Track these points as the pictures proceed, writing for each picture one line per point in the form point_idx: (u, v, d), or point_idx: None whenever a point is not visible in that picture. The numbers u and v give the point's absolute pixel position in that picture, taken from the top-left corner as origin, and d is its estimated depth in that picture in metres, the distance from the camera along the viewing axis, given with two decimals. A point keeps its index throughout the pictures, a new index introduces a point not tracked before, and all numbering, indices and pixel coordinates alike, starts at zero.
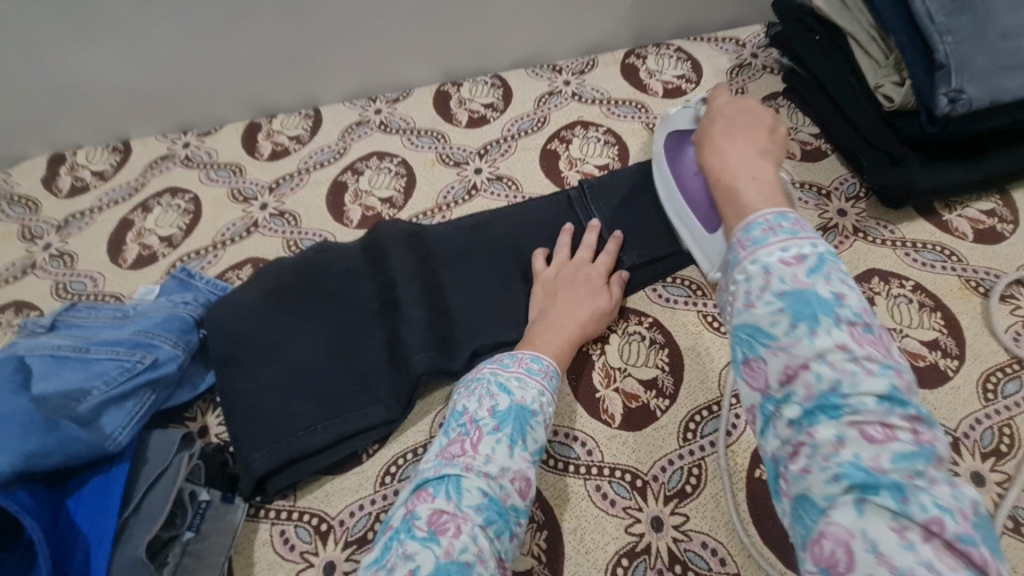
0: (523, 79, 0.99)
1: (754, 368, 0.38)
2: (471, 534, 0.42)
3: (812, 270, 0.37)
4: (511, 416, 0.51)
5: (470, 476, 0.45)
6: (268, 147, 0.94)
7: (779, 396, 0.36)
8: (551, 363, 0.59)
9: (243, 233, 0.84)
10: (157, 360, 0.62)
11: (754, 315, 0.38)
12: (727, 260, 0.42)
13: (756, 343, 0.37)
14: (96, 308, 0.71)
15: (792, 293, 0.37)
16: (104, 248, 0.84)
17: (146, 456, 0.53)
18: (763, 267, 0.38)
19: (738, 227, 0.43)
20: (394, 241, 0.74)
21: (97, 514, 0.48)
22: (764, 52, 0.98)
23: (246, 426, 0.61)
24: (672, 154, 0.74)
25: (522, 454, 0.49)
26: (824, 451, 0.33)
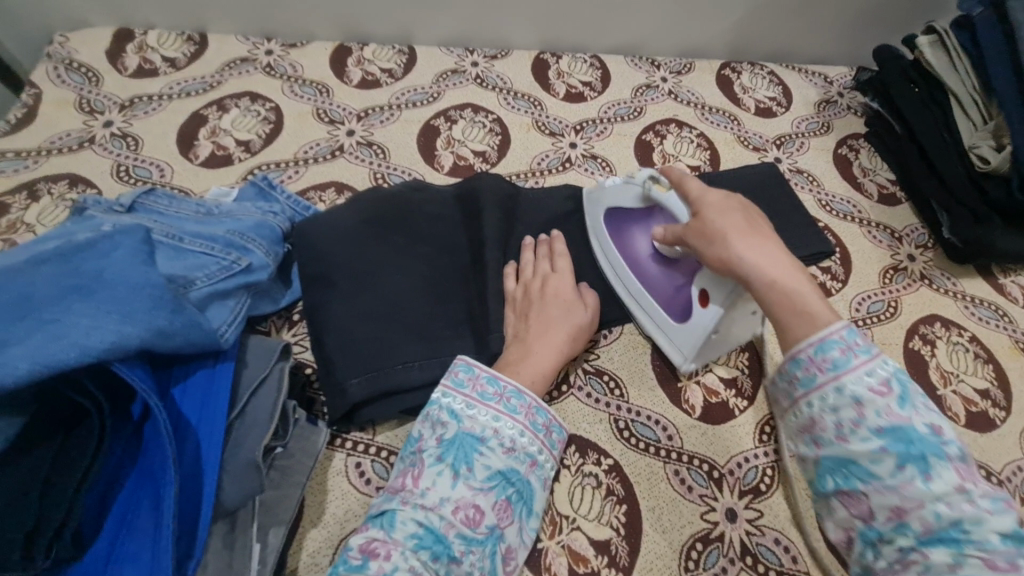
0: (622, 65, 0.99)
1: (851, 499, 0.41)
2: (401, 556, 0.44)
3: (902, 401, 0.41)
4: (455, 445, 0.51)
5: (406, 510, 0.47)
6: (358, 74, 0.90)
7: (890, 527, 0.39)
8: (510, 382, 0.55)
9: (327, 155, 0.80)
10: (251, 265, 0.58)
11: (852, 451, 0.41)
12: (792, 373, 0.45)
13: (852, 475, 0.41)
14: (176, 198, 0.66)
15: (889, 429, 0.40)
16: (173, 139, 0.79)
17: (247, 359, 0.50)
18: (854, 398, 0.42)
19: (806, 339, 0.45)
20: (495, 195, 0.73)
21: (207, 408, 0.45)
22: (850, 93, 1.02)
23: (342, 351, 0.59)
24: (618, 231, 0.69)
25: (468, 483, 0.49)
26: (941, 575, 0.36)
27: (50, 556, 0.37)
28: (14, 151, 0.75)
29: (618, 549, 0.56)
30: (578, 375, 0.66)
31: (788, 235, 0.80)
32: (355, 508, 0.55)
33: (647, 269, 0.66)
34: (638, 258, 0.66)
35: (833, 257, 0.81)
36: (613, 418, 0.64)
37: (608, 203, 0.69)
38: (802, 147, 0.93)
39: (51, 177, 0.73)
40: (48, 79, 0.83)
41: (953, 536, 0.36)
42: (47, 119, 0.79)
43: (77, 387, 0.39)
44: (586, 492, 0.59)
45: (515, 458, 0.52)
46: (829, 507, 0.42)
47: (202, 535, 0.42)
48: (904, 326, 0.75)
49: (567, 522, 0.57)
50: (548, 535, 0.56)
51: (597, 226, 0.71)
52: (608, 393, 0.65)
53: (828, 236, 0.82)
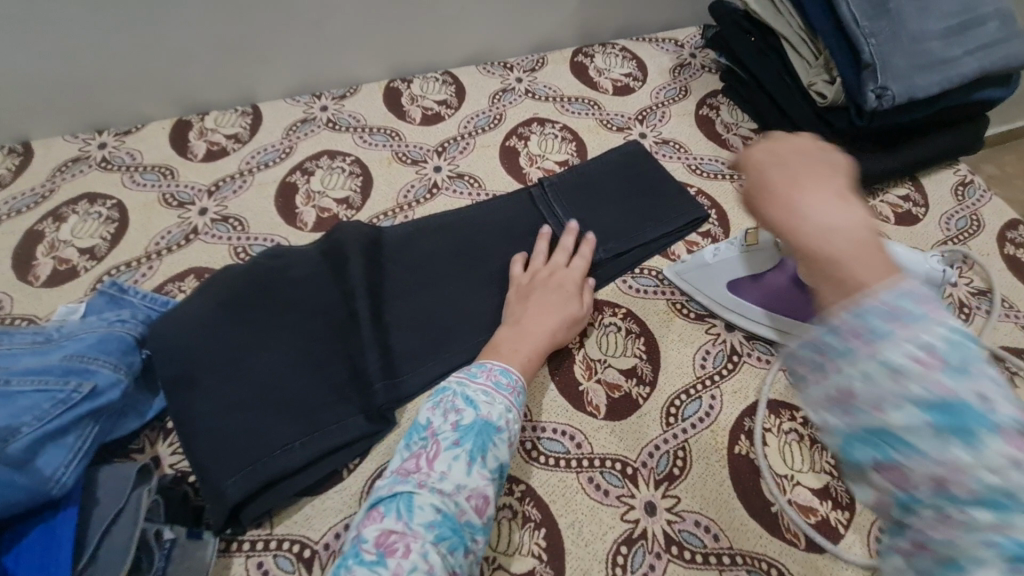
0: (475, 75, 0.98)
1: (886, 467, 0.28)
2: (420, 550, 0.43)
3: None
4: (473, 432, 0.51)
5: (424, 493, 0.46)
6: (202, 147, 0.86)
7: (908, 455, 0.28)
8: (519, 377, 0.58)
9: (181, 242, 0.76)
10: (96, 387, 0.54)
11: None
12: (814, 322, 0.46)
13: (886, 447, 0.28)
14: (8, 333, 0.61)
15: (907, 369, 0.37)
16: (9, 265, 0.73)
17: (97, 496, 0.47)
18: (872, 340, 0.30)
19: (847, 299, 0.32)
20: (356, 244, 0.71)
21: (45, 568, 0.42)
22: (701, 52, 1.03)
23: (212, 452, 0.56)
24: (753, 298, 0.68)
25: (482, 472, 0.49)
26: None
27: None
28: None
29: None
30: None
31: (663, 210, 0.79)
32: None
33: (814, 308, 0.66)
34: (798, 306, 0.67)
35: (711, 219, 0.82)
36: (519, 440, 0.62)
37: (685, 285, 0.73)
38: (664, 118, 0.94)
39: None
40: None
41: None
42: None
43: None
44: (503, 526, 0.57)
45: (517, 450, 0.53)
46: (864, 481, 0.30)
47: None
48: None
49: (487, 563, 0.55)
50: None
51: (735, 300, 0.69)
52: None
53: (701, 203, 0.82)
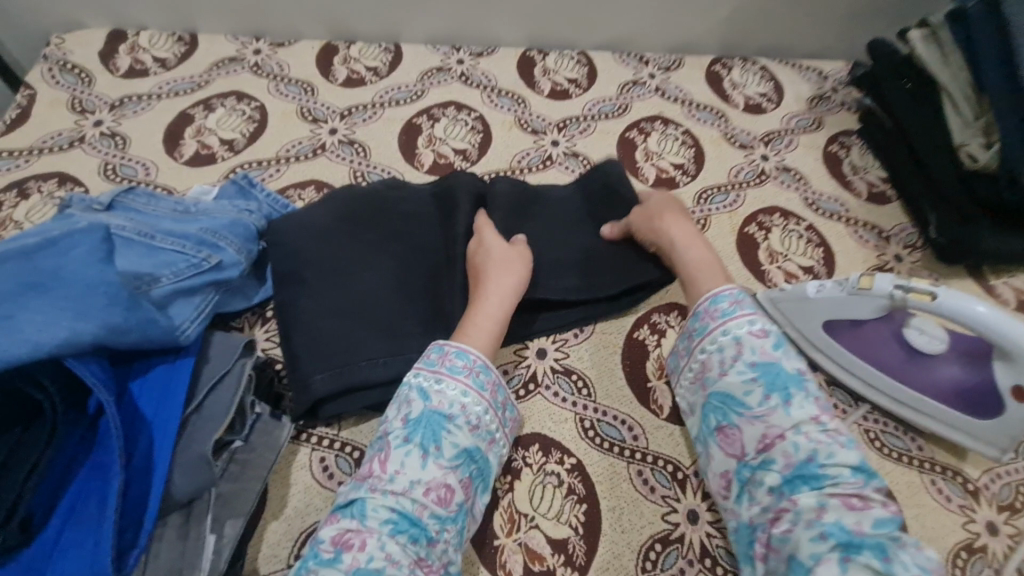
0: (610, 61, 0.98)
1: (729, 435, 0.53)
2: (377, 543, 0.46)
3: (775, 346, 0.54)
4: (422, 424, 0.52)
5: (375, 497, 0.49)
6: (343, 73, 0.91)
7: (757, 462, 0.50)
8: (479, 356, 0.57)
9: (309, 154, 0.81)
10: (221, 263, 0.60)
11: (729, 384, 0.54)
12: (693, 326, 0.60)
13: (730, 410, 0.53)
14: (155, 197, 0.68)
15: (761, 365, 0.53)
16: (160, 138, 0.81)
17: (208, 357, 0.52)
18: (735, 339, 0.56)
19: (705, 296, 0.60)
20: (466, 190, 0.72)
21: (163, 403, 0.47)
22: (845, 88, 0.99)
23: (310, 350, 0.60)
24: (848, 345, 0.66)
25: (437, 462, 0.51)
26: (808, 516, 0.46)
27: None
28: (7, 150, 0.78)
29: (575, 548, 0.56)
30: (547, 375, 0.66)
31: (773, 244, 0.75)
32: (316, 502, 0.56)
33: (912, 373, 0.63)
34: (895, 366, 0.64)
35: (815, 257, 0.79)
36: (579, 417, 0.64)
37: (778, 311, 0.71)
38: (790, 145, 0.91)
39: (42, 175, 0.75)
40: (42, 80, 0.85)
41: (813, 474, 0.48)
42: (41, 118, 0.81)
43: (30, 380, 0.41)
44: (546, 491, 0.59)
45: (480, 435, 0.54)
46: (714, 450, 0.54)
47: (148, 529, 0.42)
48: None
49: (525, 520, 0.57)
50: (506, 533, 0.57)
51: (827, 343, 0.67)
52: (575, 393, 0.65)
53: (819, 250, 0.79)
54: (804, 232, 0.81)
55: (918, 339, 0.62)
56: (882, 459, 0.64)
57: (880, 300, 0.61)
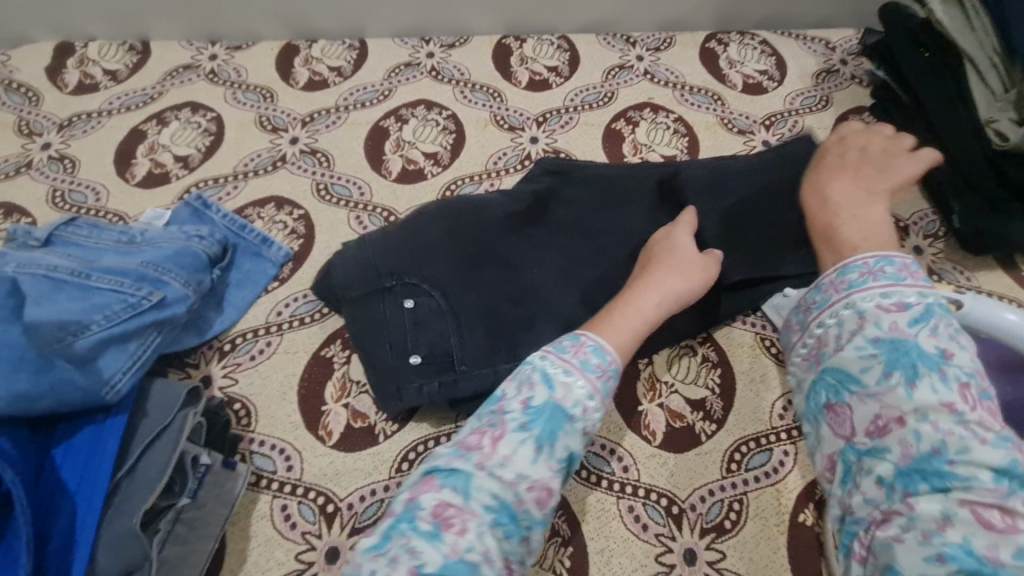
0: (593, 45, 0.90)
1: (839, 413, 0.41)
2: (476, 532, 0.40)
3: (915, 320, 0.41)
4: (543, 417, 0.45)
5: (481, 476, 0.42)
6: (304, 76, 0.85)
7: (867, 447, 0.39)
8: (616, 360, 0.50)
9: (269, 167, 0.76)
10: (164, 299, 0.54)
11: (843, 359, 0.42)
12: (812, 299, 0.47)
13: (843, 386, 0.42)
14: (98, 226, 0.62)
15: (887, 341, 0.41)
16: (111, 158, 0.76)
17: (144, 411, 0.47)
18: (861, 312, 0.43)
19: (835, 267, 0.47)
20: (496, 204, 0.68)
21: (87, 469, 0.43)
22: (854, 60, 0.90)
23: (375, 358, 0.60)
24: None
25: (545, 457, 0.44)
26: (926, 526, 0.35)
27: None
28: None
29: None
30: None
31: None
32: (277, 556, 0.52)
33: None
34: None
35: None
36: None
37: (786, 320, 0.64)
38: (794, 127, 0.83)
39: None
40: None
41: (940, 475, 0.35)
42: None
43: None
44: None
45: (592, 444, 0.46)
46: (820, 428, 0.43)
47: None
48: None
49: None
50: None
51: None
52: None
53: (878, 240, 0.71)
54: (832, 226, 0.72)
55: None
56: None
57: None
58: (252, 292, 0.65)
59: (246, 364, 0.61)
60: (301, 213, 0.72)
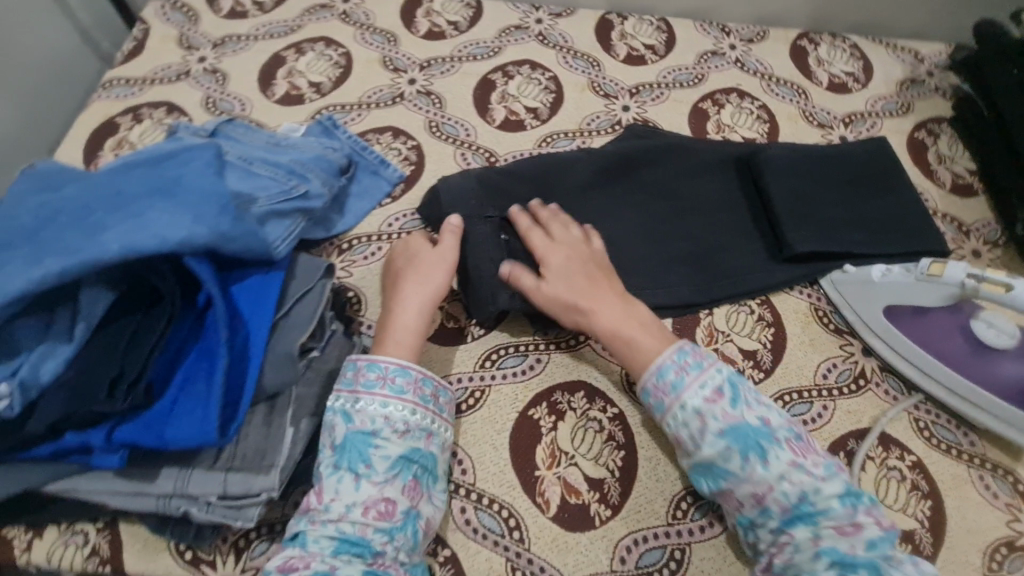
0: (690, 29, 0.96)
1: (724, 496, 0.54)
2: (320, 563, 0.48)
3: (733, 402, 0.55)
4: (347, 448, 0.52)
5: (315, 529, 0.50)
6: (425, 26, 0.94)
7: (755, 513, 0.53)
8: (391, 362, 0.56)
9: (389, 102, 0.85)
10: (308, 192, 0.65)
11: (708, 456, 0.54)
12: (650, 402, 0.58)
13: (718, 478, 0.54)
14: (251, 129, 0.73)
15: (728, 429, 0.53)
16: (255, 77, 0.87)
17: (295, 272, 0.57)
18: (696, 410, 0.55)
19: (648, 370, 0.58)
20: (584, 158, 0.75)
21: (258, 305, 0.52)
22: (941, 73, 0.94)
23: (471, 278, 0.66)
24: (910, 331, 0.65)
25: (371, 480, 0.51)
26: (807, 545, 0.50)
27: (126, 398, 0.44)
28: (124, 78, 0.86)
29: (611, 489, 0.60)
30: None
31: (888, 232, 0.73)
32: None
33: (975, 368, 0.62)
34: (958, 360, 0.63)
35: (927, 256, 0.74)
36: (625, 371, 0.66)
37: (845, 293, 0.70)
38: (872, 128, 0.88)
39: (152, 104, 0.83)
40: (155, 16, 0.92)
41: (807, 512, 0.51)
42: (153, 51, 0.88)
43: (155, 271, 0.47)
44: (588, 434, 0.62)
45: (412, 437, 0.54)
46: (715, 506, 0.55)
47: (245, 409, 0.48)
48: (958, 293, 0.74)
49: (566, 457, 0.61)
50: (547, 467, 0.60)
51: (889, 329, 0.66)
52: None
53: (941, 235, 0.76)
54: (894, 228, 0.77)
55: (986, 332, 0.62)
56: (931, 448, 0.63)
57: (951, 288, 0.61)
58: (369, 203, 0.75)
59: (360, 261, 0.71)
60: (415, 144, 0.81)
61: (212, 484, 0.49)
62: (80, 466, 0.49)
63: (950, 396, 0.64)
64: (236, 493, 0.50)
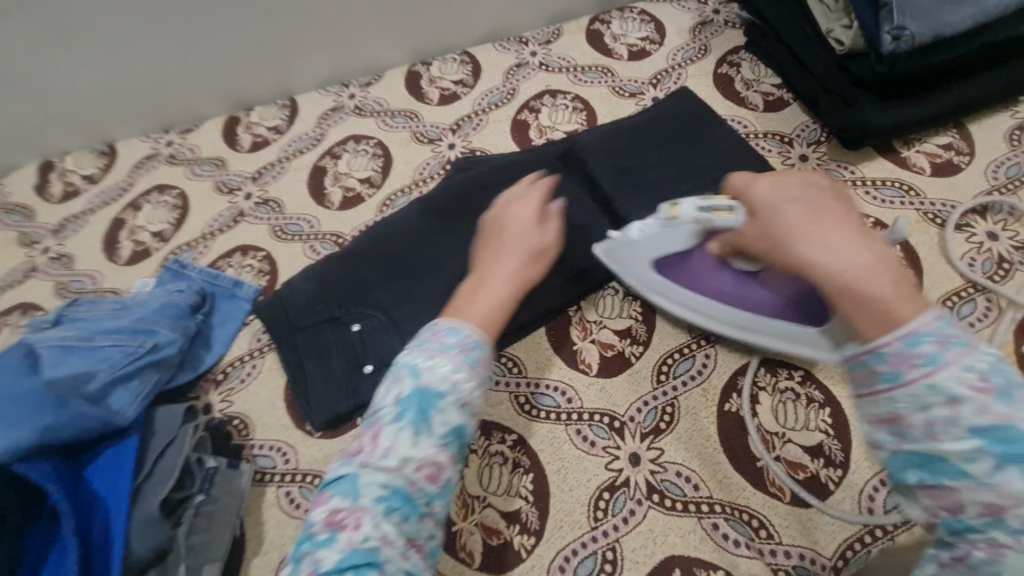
0: (491, 52, 1.01)
1: (937, 492, 0.33)
2: (372, 522, 0.39)
3: (1004, 397, 0.32)
4: (414, 402, 0.43)
5: (349, 536, 0.39)
6: (248, 139, 0.97)
7: (979, 528, 0.32)
8: (471, 332, 0.47)
9: (231, 223, 0.87)
10: (156, 344, 0.66)
11: (943, 449, 0.32)
12: (866, 364, 0.35)
13: (937, 473, 0.33)
14: (95, 302, 0.74)
15: (990, 427, 0.32)
16: (99, 247, 0.88)
17: (153, 430, 0.58)
18: (952, 397, 0.33)
19: (891, 331, 0.35)
20: (414, 217, 0.78)
21: (114, 478, 0.53)
22: (726, 7, 0.99)
23: (343, 375, 0.69)
24: (679, 273, 0.64)
25: (429, 442, 0.43)
26: None
27: None
28: None
29: (529, 516, 0.59)
30: None
31: (709, 172, 0.77)
32: (290, 533, 0.62)
33: (742, 288, 0.61)
34: (723, 292, 0.62)
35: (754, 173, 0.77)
36: (514, 394, 0.67)
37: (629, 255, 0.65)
38: (679, 79, 0.92)
39: (5, 310, 0.83)
40: None
41: None
42: None
43: None
44: (494, 470, 0.63)
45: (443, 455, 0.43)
46: (911, 498, 0.35)
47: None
48: None
49: (478, 501, 0.61)
50: (463, 517, 0.60)
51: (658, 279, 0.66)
52: (507, 373, 0.69)
53: (763, 156, 0.80)
54: (728, 149, 0.79)
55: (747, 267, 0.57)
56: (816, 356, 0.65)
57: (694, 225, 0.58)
58: (233, 326, 0.76)
59: (238, 387, 0.72)
60: (265, 254, 0.83)
61: None
62: None
63: (713, 319, 0.65)
64: None
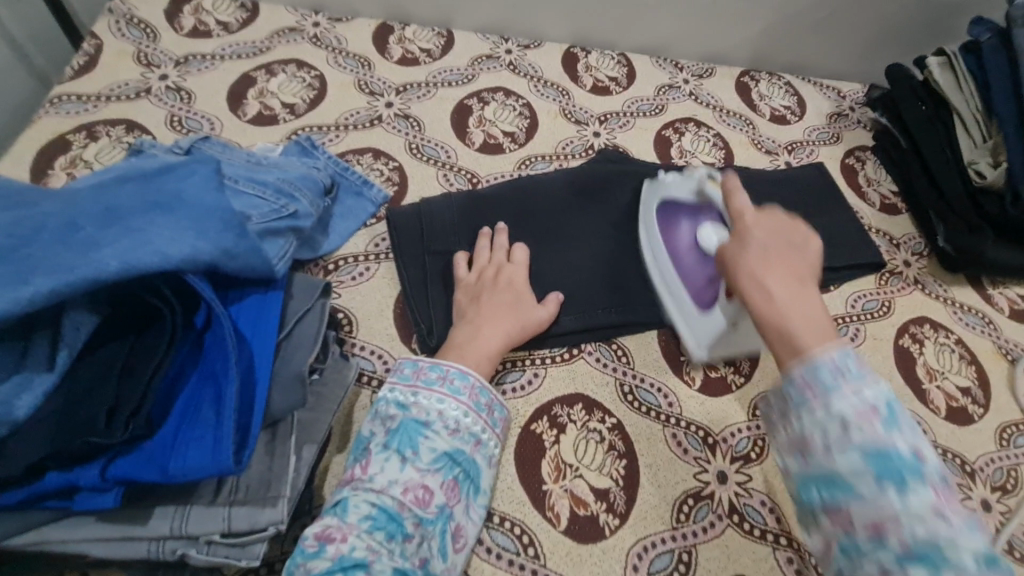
0: (647, 65, 1.04)
1: (771, 365, 0.49)
2: (358, 537, 0.46)
3: (812, 291, 0.51)
4: (401, 431, 0.53)
5: (357, 496, 0.49)
6: (398, 52, 0.95)
7: (790, 386, 0.47)
8: (451, 366, 0.57)
9: (367, 124, 0.85)
10: (297, 211, 0.63)
11: (766, 320, 0.51)
12: (735, 271, 0.56)
13: (768, 343, 0.50)
14: (228, 146, 0.71)
15: (797, 306, 0.50)
16: (223, 96, 0.84)
17: (292, 291, 0.55)
18: (774, 282, 0.52)
19: (748, 247, 0.56)
20: (560, 186, 0.79)
21: (259, 325, 0.50)
22: (861, 109, 1.06)
23: None
24: (664, 218, 0.72)
25: (415, 466, 0.51)
26: (836, 439, 0.44)
27: (126, 428, 0.41)
28: (76, 94, 0.80)
29: (616, 497, 0.61)
30: (589, 342, 0.71)
31: (831, 247, 0.83)
32: None
33: (684, 264, 0.69)
34: (678, 251, 0.70)
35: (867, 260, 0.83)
36: (619, 381, 0.68)
37: (662, 195, 0.73)
38: (811, 154, 0.98)
39: (110, 121, 0.78)
40: (108, 31, 0.88)
41: (840, 396, 0.45)
42: (108, 67, 0.84)
43: (152, 291, 0.44)
44: (589, 445, 0.64)
45: (459, 438, 0.54)
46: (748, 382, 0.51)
47: (256, 433, 0.45)
48: (896, 325, 0.80)
49: (570, 469, 0.62)
50: (554, 480, 0.61)
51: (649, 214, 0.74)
52: (615, 360, 0.70)
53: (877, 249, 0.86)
54: (849, 232, 0.85)
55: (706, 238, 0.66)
56: None
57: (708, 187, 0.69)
58: (354, 223, 0.74)
59: (348, 282, 0.70)
60: (396, 166, 0.82)
61: (217, 519, 0.46)
62: (55, 512, 0.43)
63: (664, 291, 0.72)
64: (240, 530, 0.46)
